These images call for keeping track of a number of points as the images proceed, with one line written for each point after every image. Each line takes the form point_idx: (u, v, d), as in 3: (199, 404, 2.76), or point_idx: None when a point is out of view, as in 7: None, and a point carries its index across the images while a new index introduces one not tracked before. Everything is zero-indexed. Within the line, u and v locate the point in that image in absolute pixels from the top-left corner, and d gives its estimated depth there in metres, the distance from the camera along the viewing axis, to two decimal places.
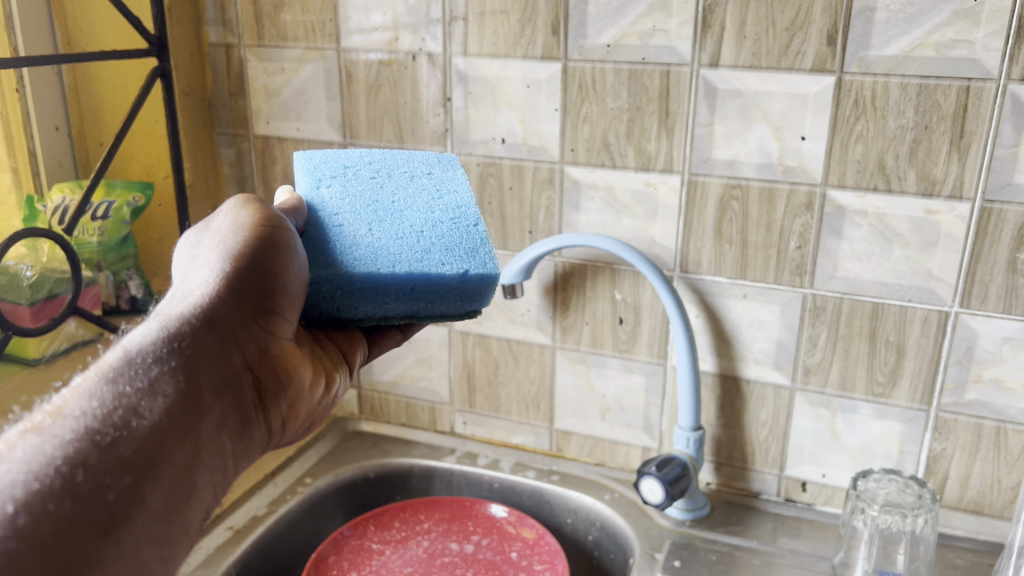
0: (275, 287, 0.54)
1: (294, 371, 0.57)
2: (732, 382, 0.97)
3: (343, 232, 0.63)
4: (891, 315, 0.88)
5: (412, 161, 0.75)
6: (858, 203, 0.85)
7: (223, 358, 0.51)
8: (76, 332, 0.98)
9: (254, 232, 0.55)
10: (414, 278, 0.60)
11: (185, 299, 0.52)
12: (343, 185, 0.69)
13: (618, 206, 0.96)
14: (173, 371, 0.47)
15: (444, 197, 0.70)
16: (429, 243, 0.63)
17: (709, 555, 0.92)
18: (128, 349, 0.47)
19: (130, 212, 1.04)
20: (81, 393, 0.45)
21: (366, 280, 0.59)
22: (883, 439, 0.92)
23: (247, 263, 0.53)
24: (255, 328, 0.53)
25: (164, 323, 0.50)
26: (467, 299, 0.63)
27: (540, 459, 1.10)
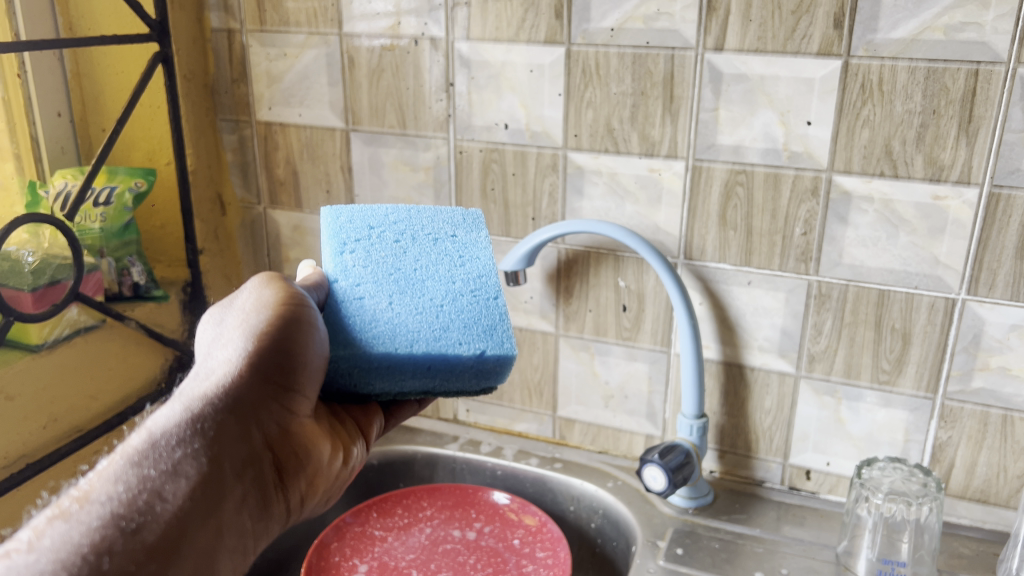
0: (295, 365, 0.55)
1: (315, 446, 0.59)
2: (736, 370, 0.96)
3: (363, 307, 0.64)
4: (897, 302, 0.87)
5: (436, 220, 0.75)
6: (865, 188, 0.84)
7: (245, 439, 0.53)
8: (78, 319, 0.99)
9: (277, 312, 0.57)
10: (431, 358, 0.61)
11: (207, 379, 0.55)
12: (367, 249, 0.70)
13: (622, 192, 0.95)
14: (195, 454, 0.51)
15: (466, 264, 0.71)
16: (448, 319, 0.65)
17: (712, 543, 0.92)
18: (153, 433, 0.51)
19: (132, 198, 1.04)
20: (107, 477, 0.48)
21: (383, 360, 0.60)
22: (888, 427, 0.91)
23: (268, 343, 0.55)
24: (276, 408, 0.55)
25: (187, 405, 0.53)
26: (484, 377, 0.64)
27: (543, 446, 1.09)
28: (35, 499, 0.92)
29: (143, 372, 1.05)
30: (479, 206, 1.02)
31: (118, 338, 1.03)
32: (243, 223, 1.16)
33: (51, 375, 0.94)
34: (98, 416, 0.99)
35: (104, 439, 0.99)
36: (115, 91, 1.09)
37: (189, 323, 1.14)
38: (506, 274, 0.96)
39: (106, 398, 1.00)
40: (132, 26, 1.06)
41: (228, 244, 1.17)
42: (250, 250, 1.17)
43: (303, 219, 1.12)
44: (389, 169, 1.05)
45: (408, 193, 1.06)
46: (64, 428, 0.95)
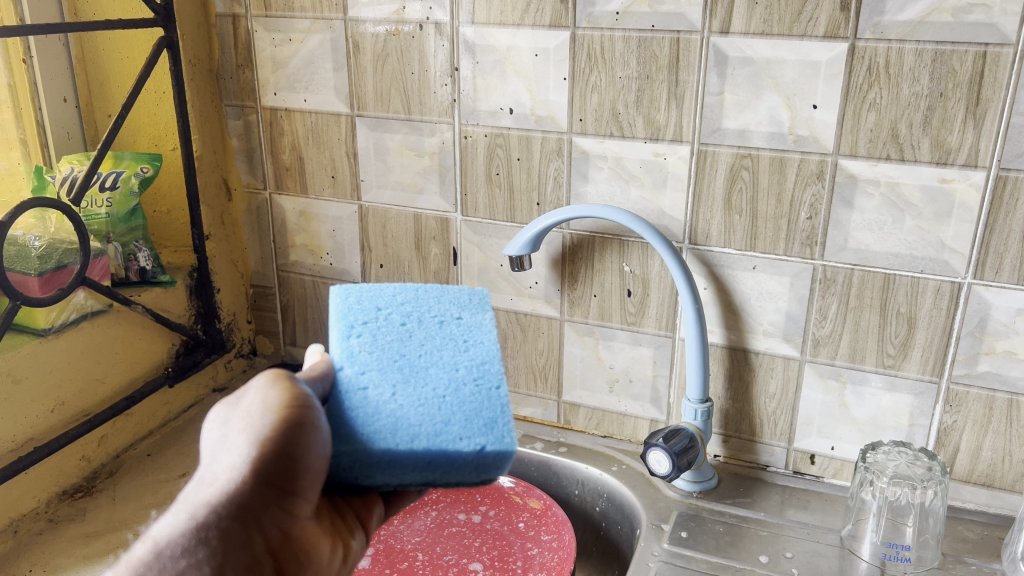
0: (296, 468, 0.53)
1: (316, 547, 0.57)
2: (741, 354, 0.97)
3: (366, 398, 0.58)
4: (903, 286, 0.87)
5: (442, 300, 0.67)
6: (871, 172, 0.84)
7: (246, 547, 0.53)
8: (85, 303, 0.97)
9: (283, 417, 0.53)
10: (432, 454, 0.55)
11: (211, 485, 0.53)
12: (374, 333, 0.63)
13: (627, 177, 0.95)
14: (199, 564, 0.52)
15: (471, 349, 0.63)
16: (450, 410, 0.58)
17: (716, 526, 0.92)
18: (159, 541, 0.52)
19: (139, 183, 1.04)
20: None
21: (383, 455, 0.55)
22: (893, 411, 0.91)
23: (270, 448, 0.52)
24: (278, 512, 0.54)
25: (191, 512, 0.52)
26: (486, 472, 0.58)
27: (548, 431, 1.10)
28: (44, 482, 0.93)
29: (149, 358, 1.07)
30: (484, 190, 1.02)
31: (124, 322, 1.02)
32: (249, 209, 1.16)
33: (58, 359, 0.94)
34: (105, 401, 1.01)
35: (111, 422, 1.01)
36: (120, 77, 1.09)
37: (197, 307, 1.14)
38: (511, 260, 0.96)
39: (112, 383, 1.01)
40: (137, 11, 1.05)
41: (234, 229, 1.18)
42: (256, 238, 1.18)
43: (309, 205, 1.13)
44: (394, 155, 1.05)
45: (413, 178, 1.06)
46: (72, 411, 0.96)
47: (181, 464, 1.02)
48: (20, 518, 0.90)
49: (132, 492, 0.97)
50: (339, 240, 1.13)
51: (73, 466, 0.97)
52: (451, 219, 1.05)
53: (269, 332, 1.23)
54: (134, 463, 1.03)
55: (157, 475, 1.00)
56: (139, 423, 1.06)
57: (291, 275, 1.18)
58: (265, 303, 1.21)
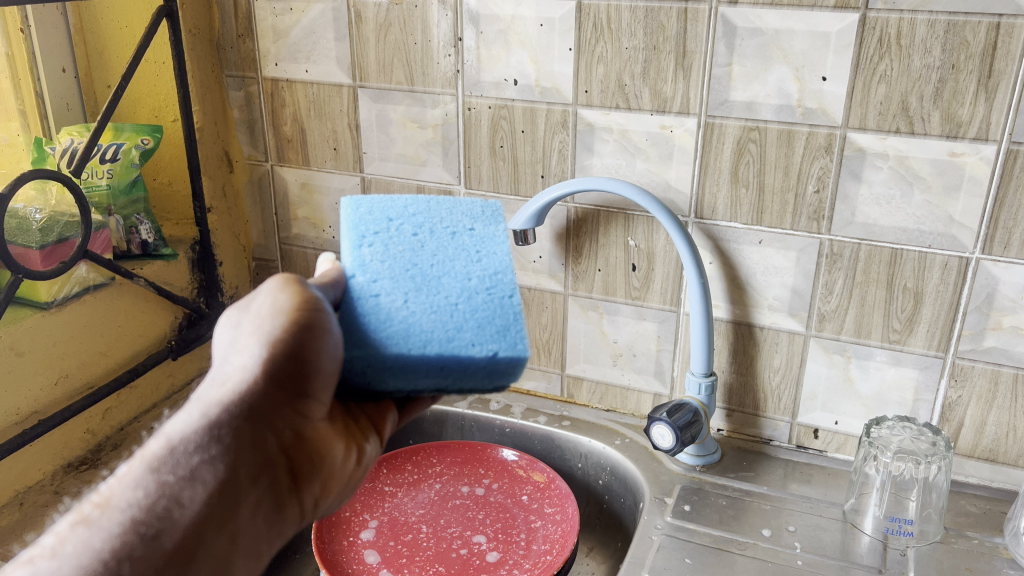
0: (306, 371, 0.53)
1: (330, 448, 0.57)
2: (745, 329, 0.96)
3: (378, 304, 0.59)
4: (910, 261, 0.86)
5: (455, 212, 0.68)
6: (880, 145, 0.83)
7: (259, 446, 0.53)
8: (87, 276, 0.97)
9: (293, 319, 0.53)
10: (444, 358, 0.56)
11: (224, 385, 0.53)
12: (385, 243, 0.64)
13: (633, 149, 0.94)
14: (212, 461, 0.51)
15: (483, 260, 0.64)
16: (462, 317, 0.59)
17: (720, 500, 0.92)
18: (172, 439, 0.52)
19: (139, 154, 1.02)
20: (127, 483, 0.51)
21: (395, 360, 0.55)
22: (897, 385, 0.91)
23: (281, 351, 0.52)
24: (290, 413, 0.54)
25: (204, 411, 0.52)
26: (498, 379, 0.58)
27: (551, 404, 1.10)
28: (49, 455, 0.93)
29: (153, 330, 1.07)
30: (488, 163, 1.01)
31: (128, 294, 1.02)
32: (252, 181, 1.16)
33: (60, 333, 0.93)
34: (109, 373, 1.01)
35: (115, 394, 1.01)
36: (119, 47, 1.08)
37: (199, 279, 1.13)
38: (515, 234, 0.95)
39: (116, 355, 1.01)
40: None
41: (235, 202, 1.17)
42: (258, 211, 1.17)
43: (311, 176, 1.12)
44: (397, 126, 1.04)
45: (416, 150, 1.05)
46: (75, 383, 0.96)
47: None
48: (25, 490, 0.91)
49: None
50: None
51: (78, 438, 0.97)
52: (454, 191, 1.05)
53: None
54: (138, 435, 1.03)
55: None
56: (143, 395, 1.06)
57: (294, 249, 1.17)
58: (266, 275, 1.21)
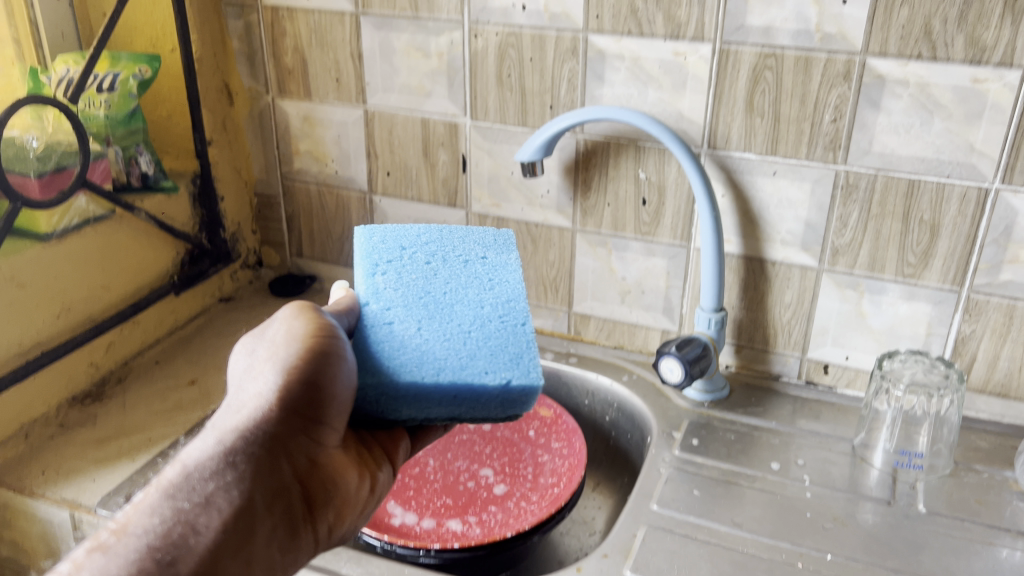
0: (321, 399, 0.57)
1: (341, 477, 0.61)
2: (757, 264, 0.95)
3: (391, 332, 0.63)
4: (927, 192, 0.84)
5: (467, 242, 0.74)
6: (900, 72, 0.81)
7: (272, 473, 0.57)
8: (87, 208, 0.94)
9: (308, 346, 0.58)
10: (457, 387, 0.59)
11: (239, 413, 0.59)
12: (399, 271, 0.69)
13: (645, 78, 0.91)
14: (227, 488, 0.55)
15: (495, 288, 0.69)
16: (475, 346, 0.62)
17: (728, 434, 0.92)
18: (188, 466, 0.56)
19: (136, 84, 0.99)
20: (143, 510, 0.53)
21: (409, 389, 0.58)
22: (910, 320, 0.90)
23: (296, 378, 0.57)
24: (303, 440, 0.59)
25: (220, 439, 0.57)
26: (511, 407, 0.61)
27: (558, 341, 1.09)
28: (52, 387, 0.92)
29: (155, 266, 1.05)
30: (495, 93, 0.99)
31: (129, 228, 1.00)
32: (252, 115, 1.13)
33: (60, 264, 0.91)
34: (111, 308, 0.99)
35: (117, 329, 1.00)
36: None
37: (201, 215, 1.11)
38: (523, 166, 0.93)
39: (118, 291, 1.00)
40: None
41: (236, 136, 1.15)
42: (259, 146, 1.15)
43: (313, 109, 1.09)
44: (401, 56, 1.01)
45: (420, 81, 1.02)
46: (76, 317, 0.95)
47: (189, 372, 1.02)
48: (30, 423, 0.90)
49: (141, 398, 0.97)
50: (345, 146, 1.10)
51: (81, 372, 0.96)
52: (460, 123, 1.02)
53: (275, 244, 1.21)
54: (143, 370, 1.02)
55: (165, 383, 1.00)
56: (146, 330, 1.05)
57: (297, 184, 1.15)
58: (269, 212, 1.19)
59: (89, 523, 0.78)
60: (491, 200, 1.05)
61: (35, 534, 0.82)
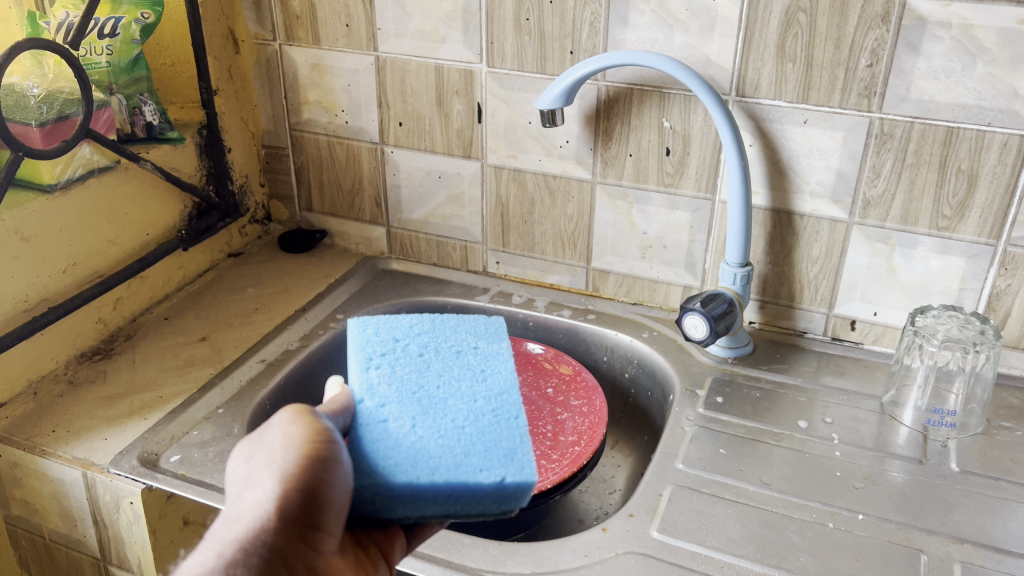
0: (318, 505, 0.49)
1: None
2: (784, 217, 0.91)
3: (386, 431, 0.56)
4: (966, 140, 0.81)
5: (459, 330, 0.66)
6: (942, 13, 0.77)
7: None
8: (91, 158, 0.90)
9: (307, 453, 0.49)
10: (452, 487, 0.52)
11: (235, 522, 0.49)
12: (392, 364, 0.62)
13: (671, 21, 0.87)
14: None
15: (489, 378, 0.62)
16: (470, 441, 0.56)
17: (752, 392, 0.89)
18: None
19: (139, 29, 0.95)
20: None
21: (404, 489, 0.52)
22: (942, 275, 0.87)
23: (294, 484, 0.48)
24: (305, 551, 0.49)
25: (219, 551, 0.48)
26: (507, 504, 0.55)
27: (575, 298, 1.06)
28: (60, 343, 0.90)
29: (161, 220, 1.02)
30: (512, 38, 0.95)
31: (134, 180, 0.97)
32: (258, 63, 1.09)
33: (66, 216, 0.88)
34: (117, 263, 0.97)
35: (125, 285, 0.97)
36: None
37: (208, 167, 1.08)
38: (543, 115, 0.89)
39: (124, 246, 0.97)
40: None
41: (242, 85, 1.11)
42: (266, 95, 1.11)
43: (322, 57, 1.05)
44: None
45: (434, 25, 0.98)
46: (84, 272, 0.92)
47: (200, 328, 1.00)
48: (38, 379, 0.88)
49: (151, 354, 0.95)
50: (355, 95, 1.06)
51: (89, 327, 0.94)
52: (475, 70, 0.98)
53: (284, 198, 1.18)
54: (152, 326, 1.00)
55: (175, 339, 0.97)
56: (155, 286, 1.02)
57: (306, 135, 1.12)
58: (278, 165, 1.16)
59: (102, 482, 0.77)
60: (508, 151, 1.02)
61: (46, 493, 0.80)
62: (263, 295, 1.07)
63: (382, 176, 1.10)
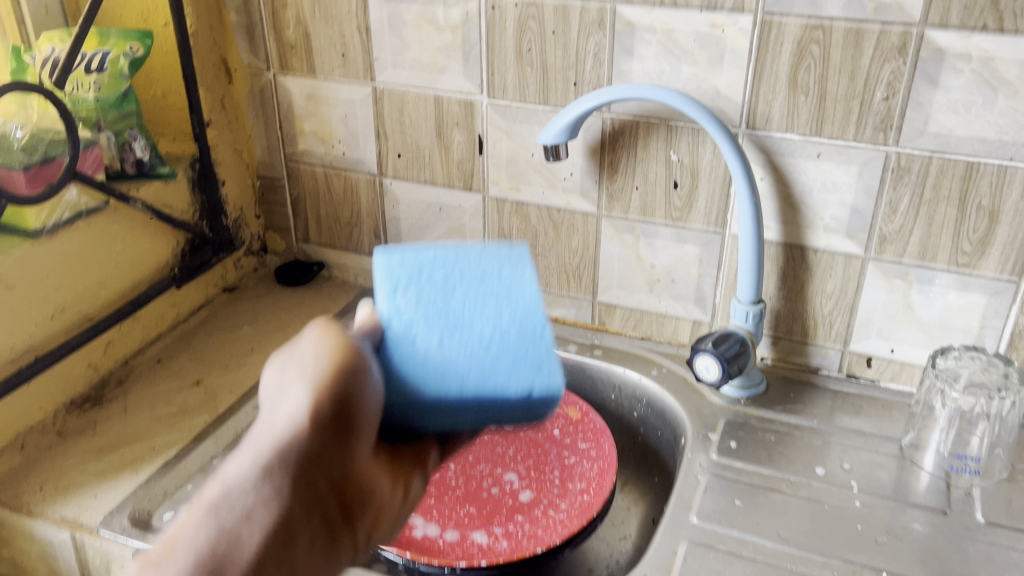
0: (351, 413, 0.46)
1: (377, 483, 0.48)
2: (797, 251, 0.88)
3: (414, 352, 0.53)
4: (987, 176, 0.78)
5: (483, 256, 0.57)
6: (962, 45, 0.74)
7: (309, 486, 0.44)
8: (78, 201, 0.88)
9: (336, 366, 0.46)
10: (480, 398, 0.52)
11: (269, 428, 0.45)
12: (416, 292, 0.55)
13: (678, 52, 0.84)
14: (268, 508, 0.43)
15: (517, 299, 0.56)
16: (497, 350, 0.54)
17: (767, 435, 0.86)
18: (227, 482, 0.43)
19: (128, 63, 0.92)
20: (184, 540, 0.41)
21: (433, 404, 0.52)
22: (962, 312, 0.84)
23: (327, 395, 0.45)
24: (340, 455, 0.46)
25: (255, 457, 0.43)
26: (534, 415, 0.54)
27: (581, 332, 1.03)
28: (49, 392, 0.87)
29: (153, 259, 0.99)
30: (514, 69, 0.91)
31: (124, 219, 0.94)
32: (252, 93, 1.06)
33: (54, 261, 0.86)
34: (107, 305, 0.94)
35: (116, 327, 0.94)
36: None
37: (202, 203, 1.05)
38: (546, 149, 0.86)
39: (114, 287, 0.94)
40: None
41: (236, 115, 1.08)
42: (261, 125, 1.08)
43: (318, 87, 1.02)
44: (411, 29, 0.94)
45: (433, 56, 0.94)
46: (72, 317, 0.89)
47: (194, 371, 0.97)
48: (26, 431, 0.85)
49: (144, 400, 0.91)
50: (352, 126, 1.03)
51: (79, 373, 0.91)
52: (476, 101, 0.95)
53: (280, 229, 1.15)
54: (144, 369, 0.97)
55: (169, 383, 0.94)
56: (146, 326, 0.99)
57: (302, 166, 1.09)
58: (274, 196, 1.13)
59: (91, 545, 0.74)
60: (510, 183, 0.98)
61: (34, 554, 0.77)
62: (259, 334, 1.03)
63: (380, 208, 1.07)
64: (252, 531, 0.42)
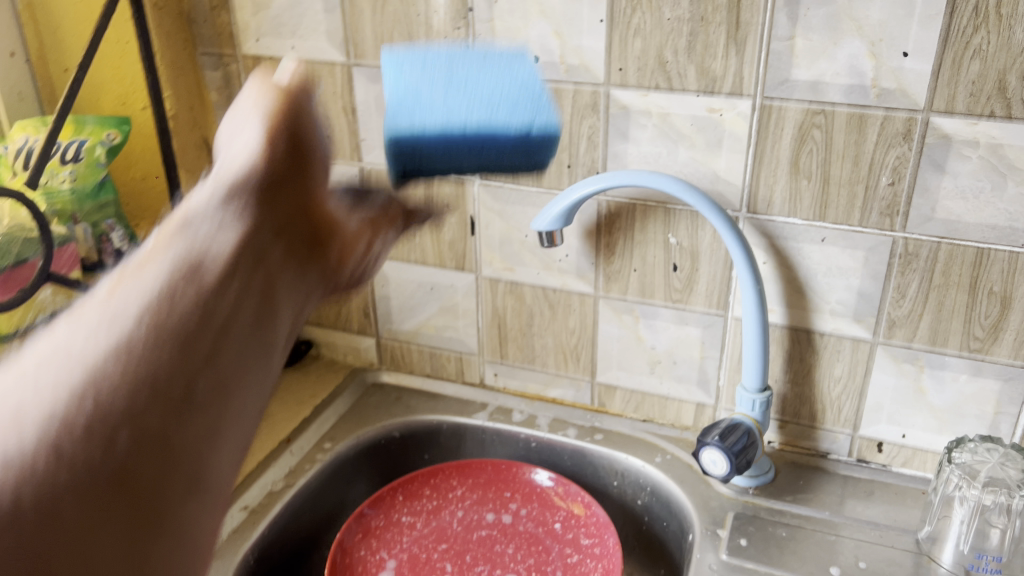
0: (308, 139, 0.38)
1: (353, 229, 0.41)
2: (803, 335, 0.86)
3: (419, 102, 0.57)
4: (998, 262, 0.75)
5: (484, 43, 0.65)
6: (969, 132, 0.71)
7: (292, 198, 0.35)
8: (53, 301, 0.84)
9: (291, 90, 0.40)
10: (480, 137, 0.58)
11: (223, 164, 0.35)
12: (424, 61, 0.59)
13: (674, 136, 0.81)
14: (241, 213, 0.31)
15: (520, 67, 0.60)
16: (494, 92, 0.58)
17: (778, 530, 0.83)
18: (182, 205, 0.31)
19: (105, 152, 0.89)
20: (160, 259, 0.28)
21: (438, 145, 0.57)
22: (976, 398, 0.81)
23: (283, 115, 0.38)
24: (325, 166, 0.39)
25: (212, 180, 0.33)
26: (533, 156, 0.60)
27: (580, 414, 1.00)
28: None
29: None
30: None
31: None
32: None
33: None
34: None
35: None
36: (75, 25, 0.93)
37: None
38: (541, 236, 0.83)
39: None
40: None
41: None
42: None
43: None
44: None
45: None
46: None
47: None
48: None
49: None
50: None
51: None
52: (467, 182, 0.92)
53: None
54: None
55: None
56: None
57: None
58: None
59: None
60: (504, 264, 0.95)
61: None
62: None
63: (369, 287, 1.04)
64: (218, 233, 0.29)
